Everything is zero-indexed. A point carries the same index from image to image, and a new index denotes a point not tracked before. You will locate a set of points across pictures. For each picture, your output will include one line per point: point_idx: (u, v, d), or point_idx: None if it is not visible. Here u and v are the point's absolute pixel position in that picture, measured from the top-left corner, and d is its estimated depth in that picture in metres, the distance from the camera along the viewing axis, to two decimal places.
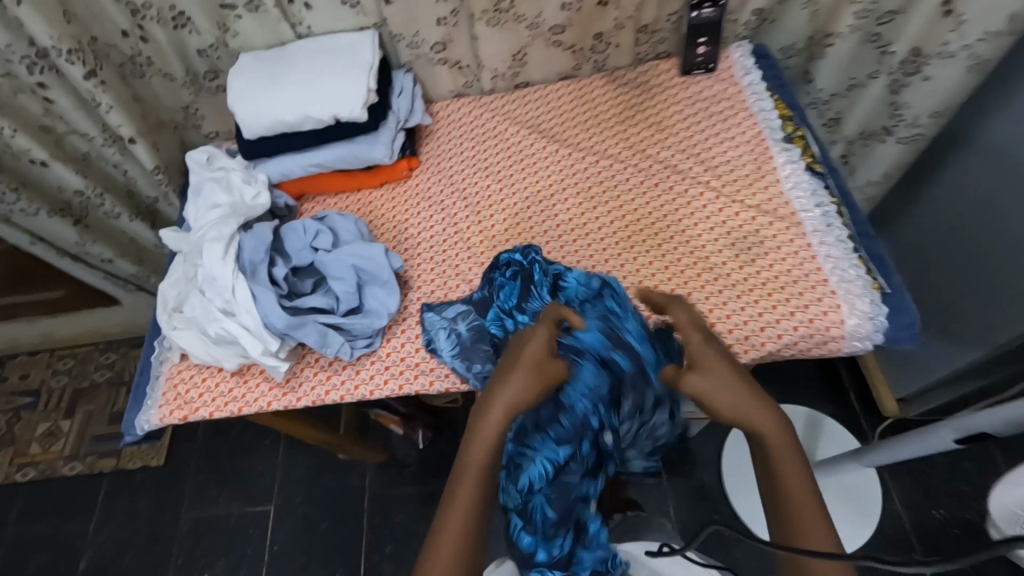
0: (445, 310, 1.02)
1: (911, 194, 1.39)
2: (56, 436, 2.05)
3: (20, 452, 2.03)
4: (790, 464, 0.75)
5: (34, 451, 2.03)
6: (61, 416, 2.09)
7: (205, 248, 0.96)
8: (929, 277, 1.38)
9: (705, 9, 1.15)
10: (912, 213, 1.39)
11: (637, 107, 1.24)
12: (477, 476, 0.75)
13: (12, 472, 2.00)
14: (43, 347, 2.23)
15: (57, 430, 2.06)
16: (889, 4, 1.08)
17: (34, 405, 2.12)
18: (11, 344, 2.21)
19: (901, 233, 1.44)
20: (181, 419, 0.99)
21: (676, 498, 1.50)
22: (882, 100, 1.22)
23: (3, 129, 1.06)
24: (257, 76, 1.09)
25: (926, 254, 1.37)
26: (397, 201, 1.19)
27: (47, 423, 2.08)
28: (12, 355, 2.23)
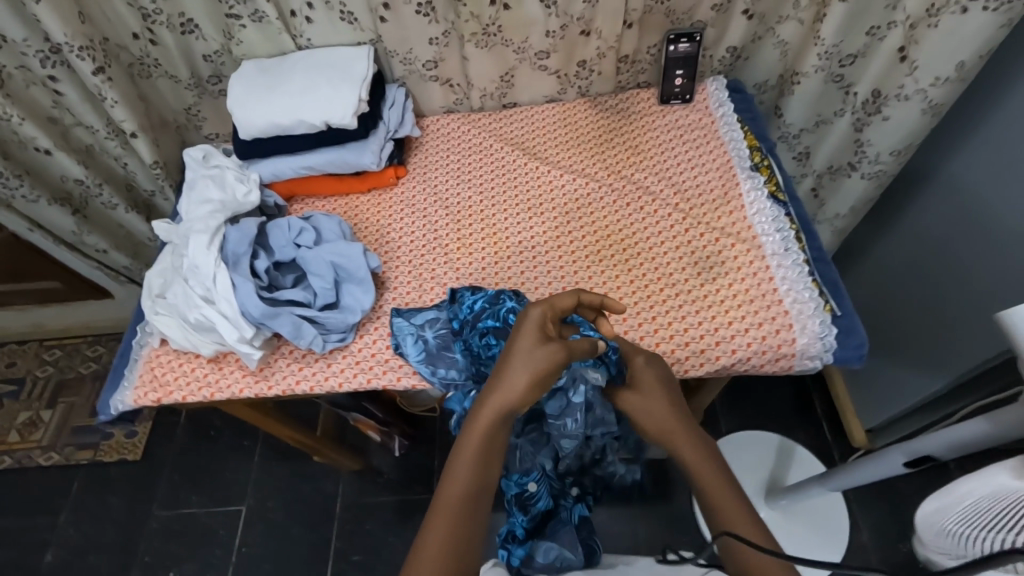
0: (413, 315, 1.05)
1: (879, 229, 1.45)
2: (37, 425, 2.06)
3: None
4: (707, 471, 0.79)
5: (13, 440, 2.04)
6: (43, 406, 2.11)
7: (191, 237, 1.01)
8: (894, 309, 1.42)
9: (682, 43, 1.23)
10: (881, 248, 1.44)
11: (616, 131, 1.31)
12: (472, 468, 0.75)
13: None
14: (33, 337, 2.25)
15: (38, 420, 2.07)
16: (850, 47, 1.17)
17: (17, 394, 2.14)
18: (1, 333, 2.24)
19: (868, 266, 1.50)
20: (155, 401, 1.02)
21: (643, 517, 1.52)
22: (847, 137, 1.29)
23: (11, 117, 1.12)
24: (256, 82, 1.16)
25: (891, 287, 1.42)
26: (382, 206, 1.24)
27: (29, 412, 2.10)
28: (2, 343, 2.26)
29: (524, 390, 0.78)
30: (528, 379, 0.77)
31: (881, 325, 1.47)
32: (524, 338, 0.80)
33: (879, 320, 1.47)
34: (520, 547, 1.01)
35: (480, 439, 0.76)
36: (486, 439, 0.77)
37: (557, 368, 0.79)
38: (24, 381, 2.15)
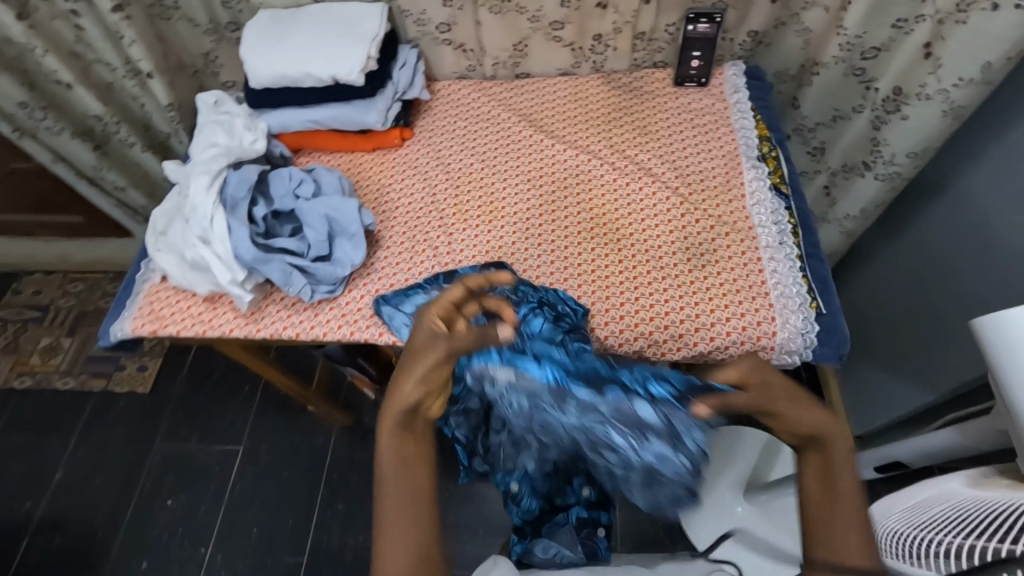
0: (403, 303, 1.04)
1: (889, 234, 1.41)
2: (56, 351, 2.18)
3: (21, 361, 2.16)
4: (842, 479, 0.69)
5: (34, 362, 2.16)
6: (63, 333, 2.22)
7: (193, 179, 1.05)
8: (893, 317, 1.40)
9: (701, 23, 1.20)
10: (888, 254, 1.40)
11: (625, 110, 1.29)
12: (394, 483, 0.72)
13: (10, 377, 2.13)
14: (58, 267, 2.36)
15: (58, 346, 2.19)
16: (874, 40, 1.12)
17: (40, 319, 2.25)
18: (29, 260, 2.34)
19: (874, 272, 1.46)
20: (151, 332, 1.07)
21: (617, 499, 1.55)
22: (864, 134, 1.26)
23: (36, 48, 1.16)
24: (270, 31, 1.17)
25: (893, 295, 1.39)
26: (385, 166, 1.26)
27: (50, 338, 2.21)
28: (29, 271, 2.37)
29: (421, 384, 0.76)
30: (418, 375, 0.75)
31: (879, 333, 1.44)
32: (418, 339, 0.80)
33: (878, 327, 1.45)
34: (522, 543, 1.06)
35: (394, 439, 0.74)
36: (396, 435, 0.75)
37: (447, 362, 0.77)
38: (47, 308, 2.26)
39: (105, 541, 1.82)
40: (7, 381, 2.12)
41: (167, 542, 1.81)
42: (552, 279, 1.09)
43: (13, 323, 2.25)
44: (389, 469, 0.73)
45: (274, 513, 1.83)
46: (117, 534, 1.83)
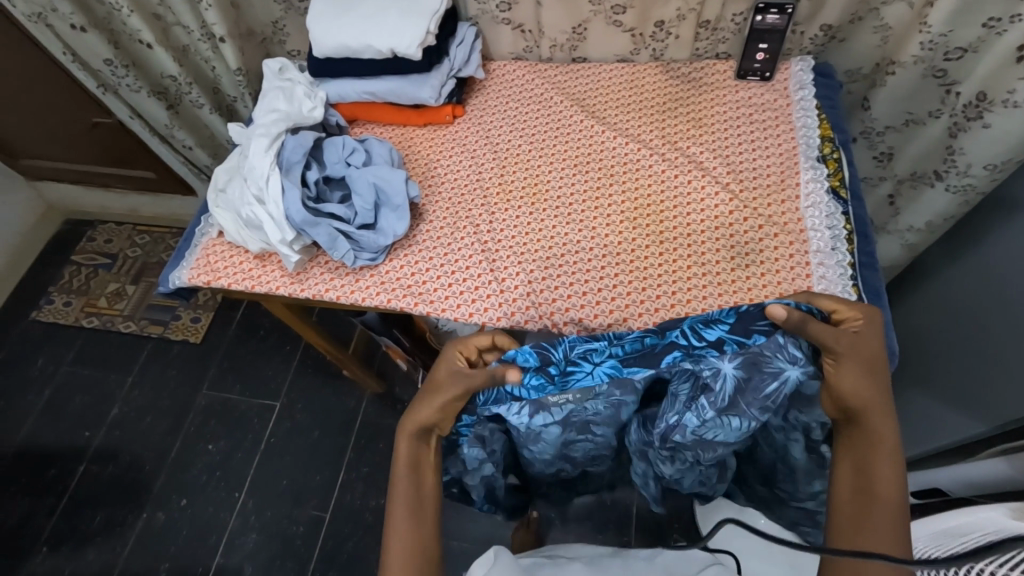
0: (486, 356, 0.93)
1: (955, 252, 1.33)
2: (121, 297, 2.34)
3: (90, 303, 2.34)
4: (886, 466, 0.69)
5: (101, 304, 2.33)
6: (128, 281, 2.38)
7: (254, 140, 1.10)
8: (949, 339, 1.31)
9: (771, 14, 1.15)
10: (950, 274, 1.33)
11: (682, 100, 1.26)
12: (405, 498, 0.79)
13: (80, 317, 2.31)
14: (128, 220, 2.53)
15: (123, 292, 2.35)
16: (960, 40, 1.04)
17: (109, 266, 2.43)
18: (104, 211, 2.53)
19: (934, 292, 1.38)
20: (205, 283, 1.14)
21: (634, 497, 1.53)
22: (938, 142, 1.19)
23: (123, 8, 1.24)
24: (334, 2, 1.20)
25: (952, 316, 1.30)
26: (434, 142, 1.28)
27: (116, 284, 2.38)
28: (102, 221, 2.55)
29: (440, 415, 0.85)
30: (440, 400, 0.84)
31: (932, 354, 1.36)
32: (436, 374, 0.88)
33: (932, 348, 1.36)
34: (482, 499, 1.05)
35: (406, 457, 0.82)
36: (411, 453, 0.83)
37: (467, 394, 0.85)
38: (116, 256, 2.43)
39: (151, 475, 1.96)
40: (76, 320, 2.30)
41: (206, 483, 1.93)
42: (590, 266, 1.09)
43: (86, 267, 2.44)
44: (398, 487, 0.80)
45: (303, 468, 1.92)
46: (161, 470, 1.97)
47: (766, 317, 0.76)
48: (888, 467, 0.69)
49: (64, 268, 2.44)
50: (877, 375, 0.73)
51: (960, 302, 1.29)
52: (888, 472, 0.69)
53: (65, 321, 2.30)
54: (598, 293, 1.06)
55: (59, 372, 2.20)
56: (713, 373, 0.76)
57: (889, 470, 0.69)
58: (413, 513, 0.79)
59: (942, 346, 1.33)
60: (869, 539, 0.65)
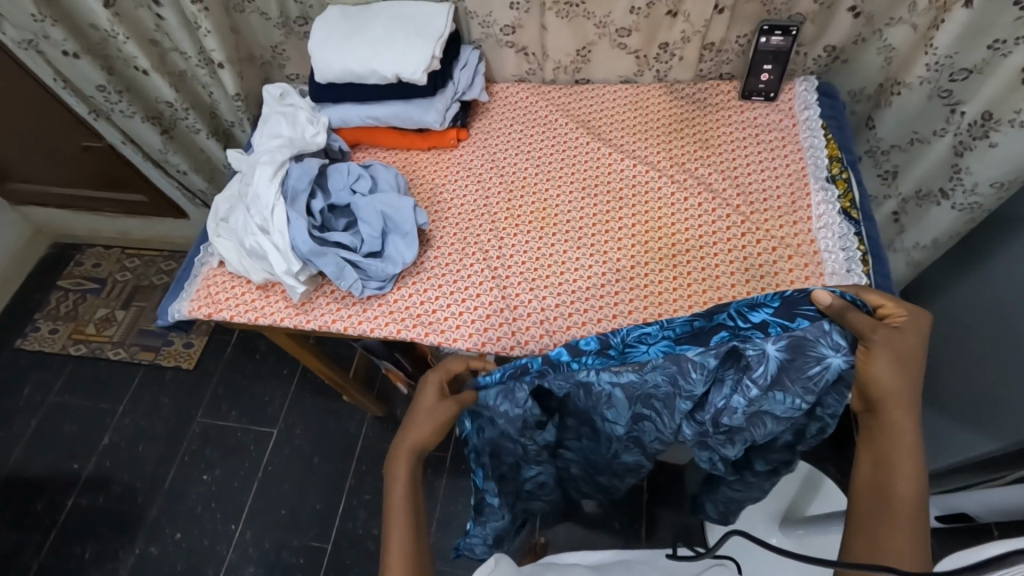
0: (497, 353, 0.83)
1: (959, 267, 1.34)
2: (110, 322, 2.28)
3: (78, 329, 2.27)
4: (907, 461, 0.70)
5: (90, 330, 2.27)
6: (118, 306, 2.32)
7: (258, 168, 1.07)
8: (955, 354, 1.30)
9: (775, 36, 1.15)
10: (954, 289, 1.33)
11: (688, 122, 1.25)
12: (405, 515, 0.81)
13: (67, 344, 2.24)
14: (117, 243, 2.48)
15: (112, 317, 2.29)
16: (965, 61, 1.04)
17: (98, 291, 2.37)
18: (92, 235, 2.47)
19: (940, 307, 1.38)
20: (206, 315, 1.10)
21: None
22: (944, 160, 1.19)
23: (118, 35, 1.21)
24: (337, 28, 1.19)
25: (955, 332, 1.31)
26: (439, 166, 1.26)
27: (106, 309, 2.32)
28: (90, 245, 2.49)
29: (430, 431, 0.84)
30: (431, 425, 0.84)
31: (940, 369, 1.35)
32: (423, 403, 0.86)
33: (940, 363, 1.36)
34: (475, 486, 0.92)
35: (403, 475, 0.84)
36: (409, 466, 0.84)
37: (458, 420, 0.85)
38: (105, 280, 2.37)
39: (143, 507, 1.89)
40: (64, 347, 2.23)
41: (201, 514, 1.86)
42: (603, 291, 1.07)
43: (73, 293, 2.37)
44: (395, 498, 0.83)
45: (302, 497, 1.86)
46: (153, 502, 1.90)
47: (809, 303, 0.73)
48: (910, 462, 0.70)
49: (51, 293, 2.37)
50: (908, 366, 0.71)
51: (964, 317, 1.28)
52: (908, 468, 0.69)
53: (51, 349, 2.23)
54: (613, 320, 1.04)
55: (46, 402, 2.12)
56: (758, 354, 0.69)
57: (909, 466, 0.70)
58: (407, 532, 0.81)
59: (949, 361, 1.32)
60: (888, 539, 0.67)
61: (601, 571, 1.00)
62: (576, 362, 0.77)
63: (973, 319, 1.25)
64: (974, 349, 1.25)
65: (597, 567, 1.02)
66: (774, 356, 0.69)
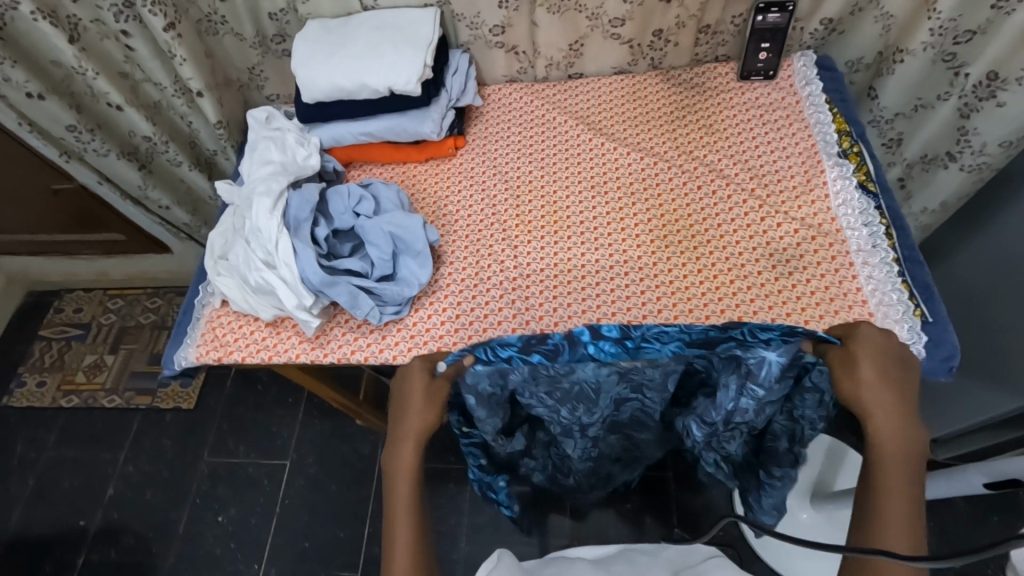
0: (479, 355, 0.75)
1: (966, 227, 1.33)
2: (100, 369, 2.19)
3: (66, 380, 2.18)
4: (895, 463, 0.68)
5: (80, 379, 2.17)
6: (106, 350, 2.23)
7: (255, 200, 1.01)
8: (966, 316, 1.31)
9: (772, 13, 1.13)
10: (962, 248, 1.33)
11: (689, 108, 1.22)
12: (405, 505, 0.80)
13: (57, 396, 2.14)
14: (98, 285, 2.37)
15: (102, 363, 2.20)
16: (970, 23, 1.04)
17: (83, 337, 2.27)
18: (70, 279, 2.36)
19: (950, 269, 1.38)
20: (215, 360, 1.04)
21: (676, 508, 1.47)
22: (950, 123, 1.18)
23: (87, 71, 1.13)
24: (320, 44, 1.13)
25: (959, 295, 1.31)
26: (440, 177, 1.21)
27: (94, 355, 2.22)
28: (69, 289, 2.38)
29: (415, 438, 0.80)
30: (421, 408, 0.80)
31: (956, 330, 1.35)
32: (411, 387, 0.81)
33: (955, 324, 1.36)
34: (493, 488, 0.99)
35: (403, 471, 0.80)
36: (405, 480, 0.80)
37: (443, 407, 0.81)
38: (88, 325, 2.27)
39: (157, 557, 1.82)
40: (54, 400, 2.13)
41: (220, 557, 1.80)
42: (628, 291, 1.04)
43: (57, 342, 2.27)
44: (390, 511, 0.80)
45: (323, 528, 1.81)
46: (169, 550, 1.82)
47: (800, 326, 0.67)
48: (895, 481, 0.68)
49: (33, 344, 2.27)
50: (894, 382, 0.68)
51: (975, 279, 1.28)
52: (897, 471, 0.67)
53: (41, 403, 2.13)
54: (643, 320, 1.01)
55: (42, 458, 2.03)
56: (758, 361, 0.65)
57: (898, 467, 0.68)
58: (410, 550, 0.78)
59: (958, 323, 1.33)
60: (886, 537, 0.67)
61: (603, 564, 0.97)
62: (594, 346, 0.67)
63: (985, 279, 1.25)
64: (989, 311, 1.24)
65: (598, 560, 1.00)
66: (779, 360, 0.65)
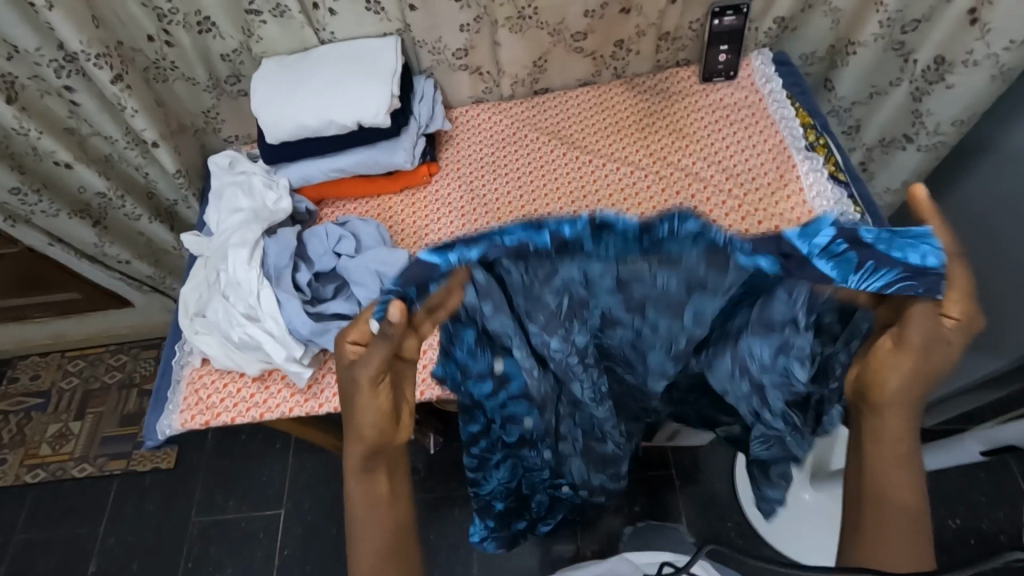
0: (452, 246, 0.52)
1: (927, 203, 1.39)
2: (67, 438, 2.05)
3: (30, 454, 2.03)
4: (901, 489, 0.53)
5: (46, 452, 2.03)
6: (72, 417, 2.09)
7: (231, 252, 0.95)
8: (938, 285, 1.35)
9: (727, 17, 1.16)
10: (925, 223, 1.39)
11: (657, 114, 1.24)
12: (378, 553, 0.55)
13: (22, 472, 1.99)
14: (54, 348, 2.23)
15: (68, 432, 2.06)
16: (915, 12, 1.09)
17: (44, 406, 2.12)
18: (23, 345, 2.21)
19: None
20: (203, 424, 0.98)
21: (685, 506, 1.47)
22: (904, 107, 1.22)
23: (29, 131, 1.05)
24: (281, 82, 1.09)
25: None
26: (417, 205, 1.19)
27: (58, 424, 2.08)
28: (24, 356, 2.23)
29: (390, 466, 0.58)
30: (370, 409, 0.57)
31: None
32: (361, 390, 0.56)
33: None
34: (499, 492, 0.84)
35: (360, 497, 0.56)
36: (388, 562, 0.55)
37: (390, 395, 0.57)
38: (47, 393, 2.13)
39: None
40: (19, 477, 1.99)
41: None
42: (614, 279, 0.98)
43: (15, 414, 2.12)
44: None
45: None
46: None
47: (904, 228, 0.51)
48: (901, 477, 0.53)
49: None
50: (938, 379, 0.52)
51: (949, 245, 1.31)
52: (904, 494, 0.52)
53: (5, 482, 1.98)
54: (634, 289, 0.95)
55: (13, 541, 1.89)
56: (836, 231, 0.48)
57: (904, 497, 0.53)
58: None
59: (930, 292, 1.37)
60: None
61: None
62: (592, 240, 0.48)
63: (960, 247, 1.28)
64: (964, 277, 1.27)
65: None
66: (850, 231, 0.48)
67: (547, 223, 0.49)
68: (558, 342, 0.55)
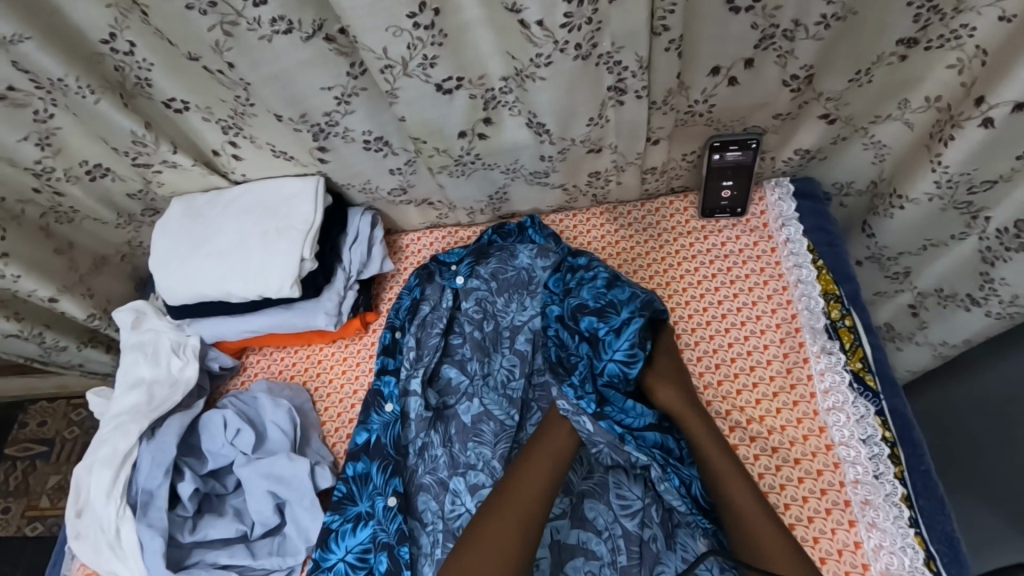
0: (444, 253, 1.04)
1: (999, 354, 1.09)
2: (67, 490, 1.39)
3: (31, 504, 1.39)
4: (742, 488, 0.72)
5: (49, 504, 1.38)
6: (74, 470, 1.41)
7: (96, 472, 0.85)
8: None
9: (731, 151, 0.89)
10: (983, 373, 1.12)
11: (649, 238, 0.99)
12: (499, 522, 0.71)
13: (22, 525, 1.37)
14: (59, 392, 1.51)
15: (68, 484, 1.40)
16: (986, 173, 0.81)
17: (47, 454, 1.44)
18: (20, 386, 1.50)
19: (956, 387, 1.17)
20: None
21: None
22: (969, 264, 0.94)
23: None
24: (182, 236, 0.92)
25: (973, 418, 1.11)
26: (346, 363, 1.00)
27: (59, 476, 1.41)
28: (31, 399, 1.52)
29: (551, 466, 0.77)
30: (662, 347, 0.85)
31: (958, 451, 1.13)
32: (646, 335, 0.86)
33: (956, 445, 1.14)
34: (343, 558, 0.80)
35: (538, 465, 0.77)
36: (516, 503, 0.73)
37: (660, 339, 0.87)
38: (49, 439, 1.46)
39: None
40: (17, 531, 1.36)
41: None
42: None
43: (20, 461, 1.44)
44: (495, 517, 0.72)
45: None
46: None
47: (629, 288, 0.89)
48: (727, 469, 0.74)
49: None
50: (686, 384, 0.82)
51: (945, 399, 1.19)
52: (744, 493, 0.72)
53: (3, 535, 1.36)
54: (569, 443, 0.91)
55: None
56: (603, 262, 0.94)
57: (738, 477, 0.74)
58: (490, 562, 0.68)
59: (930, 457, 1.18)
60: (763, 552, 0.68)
61: None
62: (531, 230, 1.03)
63: (960, 402, 1.15)
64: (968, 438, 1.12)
65: None
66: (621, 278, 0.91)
67: (508, 222, 1.05)
68: (503, 298, 0.98)
